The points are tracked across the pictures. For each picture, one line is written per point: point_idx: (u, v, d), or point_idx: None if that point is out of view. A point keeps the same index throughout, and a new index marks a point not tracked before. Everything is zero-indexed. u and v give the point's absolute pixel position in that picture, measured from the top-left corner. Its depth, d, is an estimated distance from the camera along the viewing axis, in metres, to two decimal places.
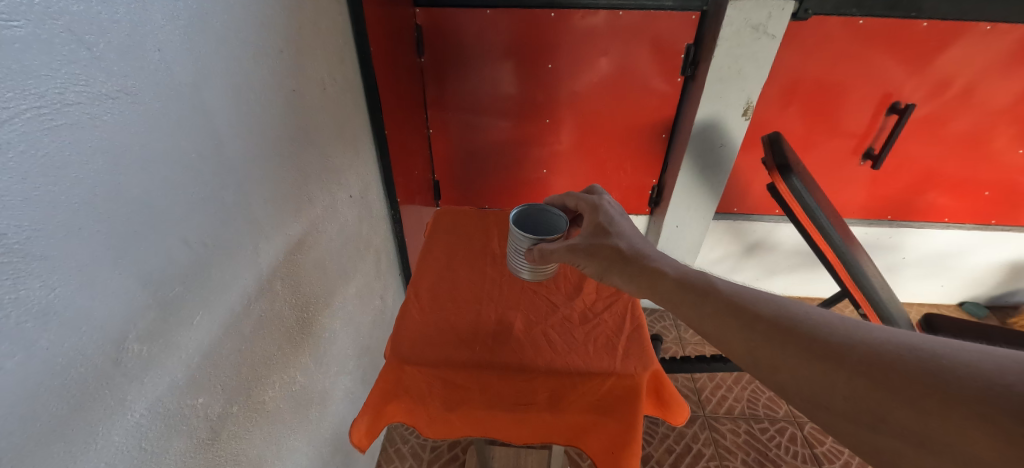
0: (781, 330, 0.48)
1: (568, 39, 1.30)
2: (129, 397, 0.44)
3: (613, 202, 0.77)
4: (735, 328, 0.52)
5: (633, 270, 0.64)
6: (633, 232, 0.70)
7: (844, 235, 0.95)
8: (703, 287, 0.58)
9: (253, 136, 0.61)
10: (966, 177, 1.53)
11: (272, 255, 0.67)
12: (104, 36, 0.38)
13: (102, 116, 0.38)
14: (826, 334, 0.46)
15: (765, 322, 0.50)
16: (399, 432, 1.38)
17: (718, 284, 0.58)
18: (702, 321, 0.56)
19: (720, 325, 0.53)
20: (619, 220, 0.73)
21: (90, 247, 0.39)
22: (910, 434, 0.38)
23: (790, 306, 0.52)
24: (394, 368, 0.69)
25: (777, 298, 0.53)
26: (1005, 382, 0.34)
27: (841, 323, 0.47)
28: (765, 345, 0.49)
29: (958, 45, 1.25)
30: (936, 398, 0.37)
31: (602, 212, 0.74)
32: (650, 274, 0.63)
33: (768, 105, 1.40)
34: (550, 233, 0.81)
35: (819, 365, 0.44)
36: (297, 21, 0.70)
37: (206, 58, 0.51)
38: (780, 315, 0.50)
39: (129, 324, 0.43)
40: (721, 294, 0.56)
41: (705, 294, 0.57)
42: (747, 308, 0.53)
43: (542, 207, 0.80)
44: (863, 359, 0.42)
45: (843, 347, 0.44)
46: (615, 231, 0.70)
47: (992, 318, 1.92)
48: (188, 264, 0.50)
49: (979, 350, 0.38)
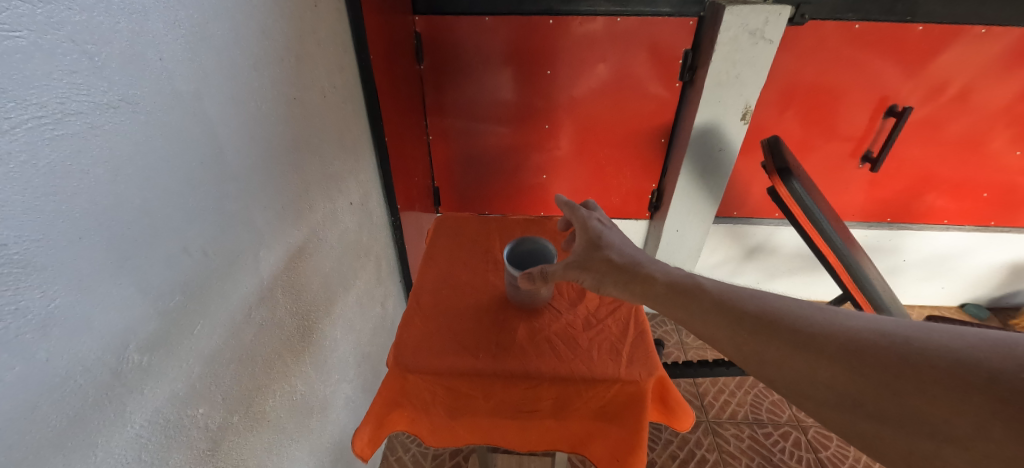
0: (766, 325, 0.48)
1: (566, 45, 1.31)
2: (129, 409, 0.44)
3: (602, 216, 0.76)
4: (723, 326, 0.51)
5: (627, 275, 0.63)
6: (625, 243, 0.69)
7: (846, 238, 0.95)
8: (690, 286, 0.58)
9: (253, 144, 0.60)
10: (964, 179, 1.54)
11: (272, 263, 0.67)
12: (106, 45, 0.38)
13: (103, 126, 0.38)
14: (805, 324, 0.46)
15: (751, 318, 0.50)
16: (400, 440, 1.37)
17: (705, 283, 0.58)
18: (690, 319, 0.56)
19: (708, 322, 0.53)
20: (610, 233, 0.72)
21: (92, 256, 0.39)
22: (891, 418, 0.38)
23: (774, 302, 0.51)
24: (397, 376, 0.68)
25: (763, 295, 0.53)
26: (984, 361, 0.34)
27: (823, 314, 0.46)
28: (752, 342, 0.48)
29: (953, 48, 1.26)
30: (918, 384, 0.36)
31: (592, 226, 0.73)
32: (641, 279, 0.62)
33: (766, 109, 1.40)
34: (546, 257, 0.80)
35: (801, 361, 0.44)
36: (298, 29, 0.71)
37: (207, 66, 0.51)
38: (764, 311, 0.50)
39: (129, 334, 0.43)
40: (706, 293, 0.56)
41: (691, 293, 0.57)
42: (733, 304, 0.53)
43: (529, 242, 0.81)
44: (845, 348, 0.42)
45: (825, 337, 0.44)
46: (608, 243, 0.69)
47: (993, 320, 1.91)
48: (188, 274, 0.50)
49: (955, 332, 0.37)
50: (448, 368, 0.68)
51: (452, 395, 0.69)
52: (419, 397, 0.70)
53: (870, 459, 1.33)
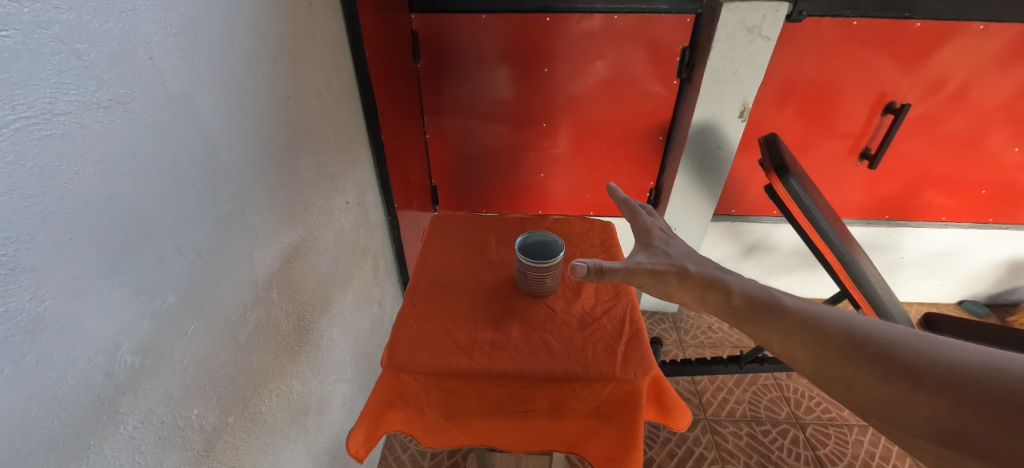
0: (852, 346, 0.44)
1: (564, 43, 1.31)
2: (122, 411, 0.43)
3: (667, 227, 0.76)
4: (805, 344, 0.47)
5: (702, 285, 0.62)
6: (692, 253, 0.68)
7: (844, 235, 0.95)
8: (771, 303, 0.54)
9: (247, 143, 0.60)
10: (962, 176, 1.54)
11: (267, 262, 0.66)
12: (95, 45, 0.38)
13: (93, 126, 0.38)
14: (899, 351, 0.41)
15: (834, 340, 0.45)
16: (398, 439, 1.37)
17: (786, 301, 0.54)
18: (770, 339, 0.52)
19: (790, 342, 0.49)
20: (675, 242, 0.71)
21: (83, 257, 0.38)
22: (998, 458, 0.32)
23: (866, 323, 0.46)
24: (391, 376, 0.68)
25: (847, 313, 0.48)
26: None
27: (913, 338, 0.42)
28: (836, 364, 0.44)
29: (951, 45, 1.26)
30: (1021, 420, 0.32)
31: (654, 234, 0.73)
32: (717, 289, 0.60)
33: (764, 106, 1.40)
34: (545, 252, 0.81)
35: (892, 391, 0.39)
36: (292, 27, 0.70)
37: (199, 66, 0.50)
38: (850, 331, 0.45)
39: (122, 335, 0.43)
40: (788, 311, 0.52)
41: (771, 310, 0.53)
42: (816, 324, 0.48)
43: (528, 237, 0.81)
44: (941, 377, 0.37)
45: (919, 364, 0.39)
46: (676, 252, 0.68)
47: (992, 316, 1.90)
48: (180, 275, 0.49)
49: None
50: (443, 368, 0.67)
51: (446, 395, 0.69)
52: (414, 398, 0.70)
53: (869, 457, 1.33)
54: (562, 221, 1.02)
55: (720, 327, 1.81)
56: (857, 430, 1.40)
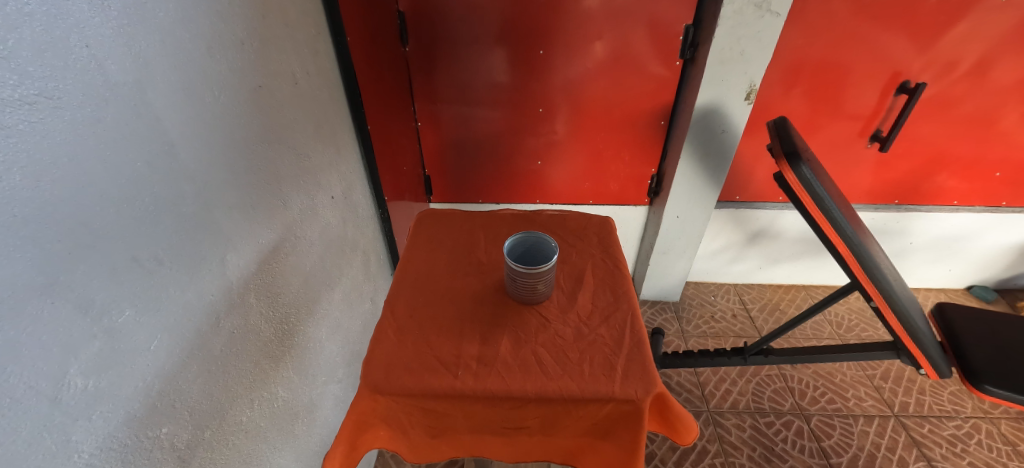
0: None
1: (565, 22, 1.24)
2: (75, 439, 0.39)
3: None
4: None
5: None
6: None
7: (856, 226, 0.90)
8: None
9: (210, 139, 0.55)
10: (976, 158, 1.48)
11: (241, 266, 0.62)
12: (14, 31, 0.33)
13: (17, 125, 0.33)
14: None
15: None
16: (389, 454, 1.28)
17: None
18: None
19: None
20: None
21: (17, 275, 0.34)
22: None
23: None
24: (368, 397, 0.65)
25: None
26: None
27: None
28: None
29: (970, 19, 1.19)
30: None
31: None
32: None
33: (772, 88, 1.34)
34: (540, 257, 0.77)
35: None
36: (261, 10, 0.65)
37: (149, 54, 0.45)
38: None
39: (70, 357, 0.39)
40: None
41: None
42: None
43: (524, 237, 0.77)
44: None
45: None
46: None
47: (1002, 302, 1.86)
48: (137, 285, 0.45)
49: None
50: (423, 389, 0.64)
51: (428, 412, 0.67)
52: (393, 419, 0.69)
53: (874, 448, 1.31)
54: (558, 217, 0.98)
55: (722, 316, 1.78)
56: (862, 421, 1.38)
